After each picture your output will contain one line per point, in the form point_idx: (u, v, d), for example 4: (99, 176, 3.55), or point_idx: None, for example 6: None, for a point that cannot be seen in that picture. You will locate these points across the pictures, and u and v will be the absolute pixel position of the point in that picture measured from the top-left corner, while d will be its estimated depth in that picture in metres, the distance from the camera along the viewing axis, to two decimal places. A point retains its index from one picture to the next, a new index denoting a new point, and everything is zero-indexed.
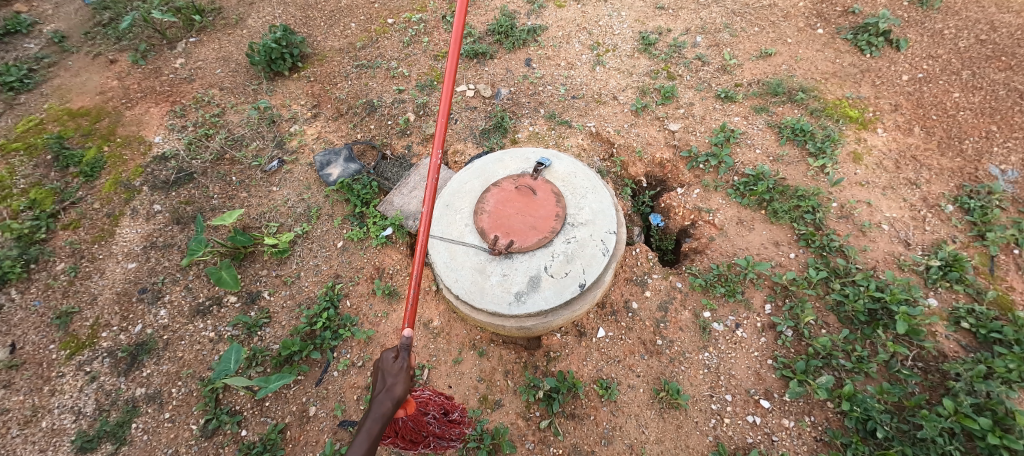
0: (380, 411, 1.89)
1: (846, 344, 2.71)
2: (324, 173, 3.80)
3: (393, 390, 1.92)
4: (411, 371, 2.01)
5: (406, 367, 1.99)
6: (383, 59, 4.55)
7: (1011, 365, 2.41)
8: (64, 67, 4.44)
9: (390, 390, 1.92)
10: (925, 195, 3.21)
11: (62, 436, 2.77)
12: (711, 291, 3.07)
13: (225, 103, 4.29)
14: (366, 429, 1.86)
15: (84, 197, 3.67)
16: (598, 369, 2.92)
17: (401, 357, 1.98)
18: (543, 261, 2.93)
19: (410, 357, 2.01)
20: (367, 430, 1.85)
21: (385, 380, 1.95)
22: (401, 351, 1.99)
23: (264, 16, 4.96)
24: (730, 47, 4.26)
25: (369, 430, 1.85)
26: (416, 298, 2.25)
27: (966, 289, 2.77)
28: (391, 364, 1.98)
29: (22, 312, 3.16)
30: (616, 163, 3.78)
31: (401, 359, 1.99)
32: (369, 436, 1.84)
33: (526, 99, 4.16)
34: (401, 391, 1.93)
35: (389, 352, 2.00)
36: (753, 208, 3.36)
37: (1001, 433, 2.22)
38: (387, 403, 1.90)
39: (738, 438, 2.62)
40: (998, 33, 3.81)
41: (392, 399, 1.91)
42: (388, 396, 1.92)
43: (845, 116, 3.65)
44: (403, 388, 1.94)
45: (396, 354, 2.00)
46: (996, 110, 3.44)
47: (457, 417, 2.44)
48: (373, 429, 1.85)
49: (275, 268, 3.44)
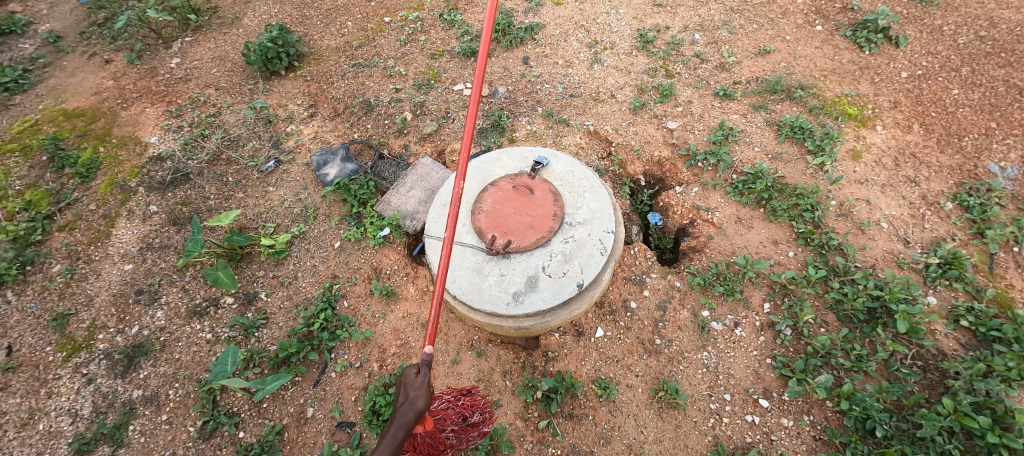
0: (403, 421, 1.82)
1: (845, 342, 2.69)
2: (321, 173, 3.78)
3: (415, 402, 1.86)
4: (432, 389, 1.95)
5: (428, 382, 1.94)
6: (379, 58, 4.52)
7: (1010, 364, 2.40)
8: (59, 68, 4.41)
9: (412, 402, 1.86)
10: (924, 192, 3.20)
11: (60, 438, 2.76)
12: (710, 290, 3.06)
13: (221, 103, 4.26)
14: (388, 438, 1.78)
15: (80, 198, 3.65)
16: (596, 369, 2.91)
17: (424, 372, 1.94)
18: (540, 260, 2.92)
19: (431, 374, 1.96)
20: (389, 439, 1.78)
21: (407, 394, 1.90)
22: (423, 366, 1.95)
23: (260, 15, 4.92)
24: (729, 45, 4.24)
25: (391, 438, 1.78)
26: (438, 318, 2.18)
27: (965, 287, 2.76)
28: (413, 379, 1.93)
29: (19, 314, 3.15)
30: (615, 162, 3.75)
31: (423, 375, 1.94)
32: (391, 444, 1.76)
33: (524, 98, 4.14)
34: (423, 405, 1.87)
35: (411, 367, 1.97)
36: (752, 207, 3.35)
37: (1000, 431, 2.22)
38: (410, 414, 1.83)
39: (737, 438, 2.61)
40: (997, 29, 3.80)
41: (414, 411, 1.84)
42: (410, 408, 1.86)
43: (844, 113, 3.64)
44: (425, 401, 1.88)
45: (417, 369, 1.96)
46: (995, 107, 3.43)
47: (475, 420, 2.42)
48: (397, 436, 1.78)
49: (273, 268, 3.42)
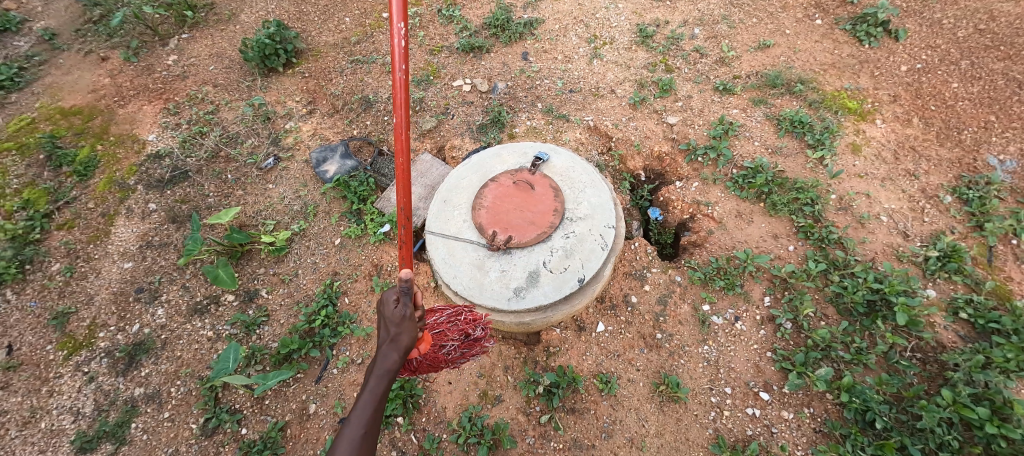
0: (386, 362, 1.82)
1: (845, 336, 2.71)
2: (320, 170, 3.79)
3: (398, 340, 1.82)
4: (415, 316, 1.85)
5: (409, 314, 1.82)
6: (378, 54, 4.51)
7: (1008, 355, 2.42)
8: (55, 66, 4.38)
9: (394, 340, 1.82)
10: (924, 186, 3.21)
11: (62, 437, 2.75)
12: (710, 285, 3.07)
13: (219, 100, 4.24)
14: (375, 377, 1.84)
15: (78, 196, 3.64)
16: (597, 363, 2.92)
17: (402, 306, 1.81)
18: (541, 256, 2.92)
19: (412, 304, 1.81)
20: (376, 380, 1.83)
21: (389, 329, 1.84)
22: (400, 298, 1.80)
23: (257, 11, 4.90)
24: (728, 39, 4.23)
25: (377, 379, 1.83)
26: (410, 235, 2.02)
27: (964, 280, 2.77)
28: (393, 312, 1.83)
29: (19, 313, 3.14)
30: (615, 157, 3.75)
31: (403, 307, 1.82)
32: (377, 385, 1.83)
33: (523, 94, 4.14)
34: (407, 340, 1.83)
35: (392, 297, 1.85)
36: (752, 201, 3.35)
37: (999, 422, 2.22)
38: (393, 354, 1.82)
39: (737, 431, 2.63)
40: (997, 21, 3.77)
41: (398, 349, 1.82)
42: (394, 346, 1.83)
43: (844, 107, 3.64)
44: (408, 337, 1.83)
45: (397, 300, 1.83)
46: (994, 100, 3.42)
47: (476, 335, 2.51)
48: (382, 378, 1.82)
49: (273, 266, 3.42)
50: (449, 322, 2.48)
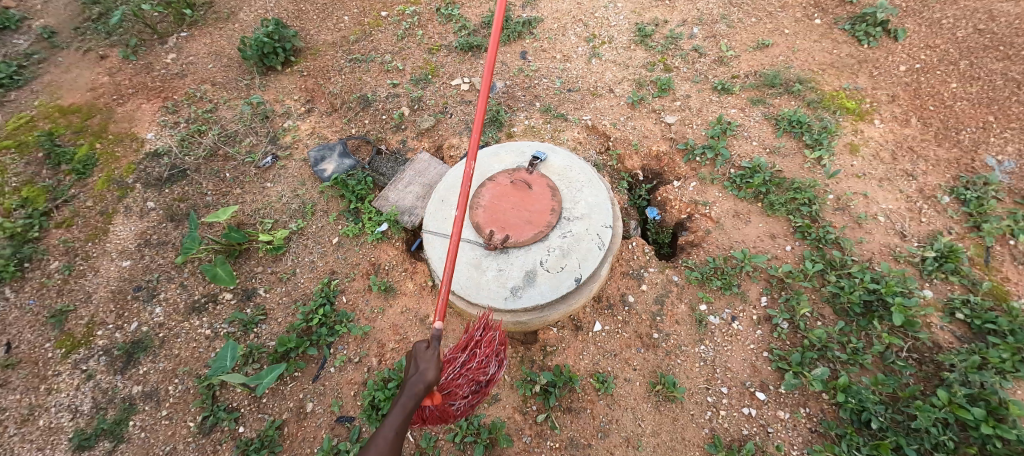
0: (413, 391, 1.97)
1: (841, 336, 2.71)
2: (318, 169, 3.79)
3: (426, 373, 2.01)
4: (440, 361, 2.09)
5: (438, 356, 2.07)
6: (376, 53, 4.51)
7: (1004, 356, 2.42)
8: (54, 64, 4.38)
9: (423, 373, 2.01)
10: (921, 186, 3.21)
11: (60, 434, 2.76)
12: (707, 285, 3.07)
13: (218, 99, 4.24)
14: (400, 405, 1.95)
15: (77, 195, 3.65)
16: (594, 362, 2.92)
17: (434, 346, 2.08)
18: (538, 255, 2.93)
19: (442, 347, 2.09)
20: (401, 406, 1.94)
21: (418, 366, 2.04)
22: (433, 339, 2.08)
23: (256, 10, 4.90)
24: (727, 38, 4.23)
25: (404, 405, 1.95)
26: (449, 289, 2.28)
27: (961, 280, 2.77)
28: (424, 351, 2.08)
29: (18, 311, 3.15)
30: (613, 157, 3.75)
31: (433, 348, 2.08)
32: (402, 411, 1.93)
33: (522, 93, 4.14)
34: (433, 376, 2.01)
35: (422, 342, 2.12)
36: (750, 201, 3.35)
37: (994, 423, 2.23)
38: (420, 384, 1.98)
39: (733, 430, 2.63)
40: (996, 22, 3.76)
41: (425, 381, 2.00)
42: (421, 379, 2.01)
43: (842, 107, 3.64)
44: (434, 373, 2.03)
45: (428, 343, 2.10)
46: (993, 100, 3.41)
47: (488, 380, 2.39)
48: (408, 404, 1.94)
49: (271, 265, 3.43)
50: (460, 376, 2.29)
